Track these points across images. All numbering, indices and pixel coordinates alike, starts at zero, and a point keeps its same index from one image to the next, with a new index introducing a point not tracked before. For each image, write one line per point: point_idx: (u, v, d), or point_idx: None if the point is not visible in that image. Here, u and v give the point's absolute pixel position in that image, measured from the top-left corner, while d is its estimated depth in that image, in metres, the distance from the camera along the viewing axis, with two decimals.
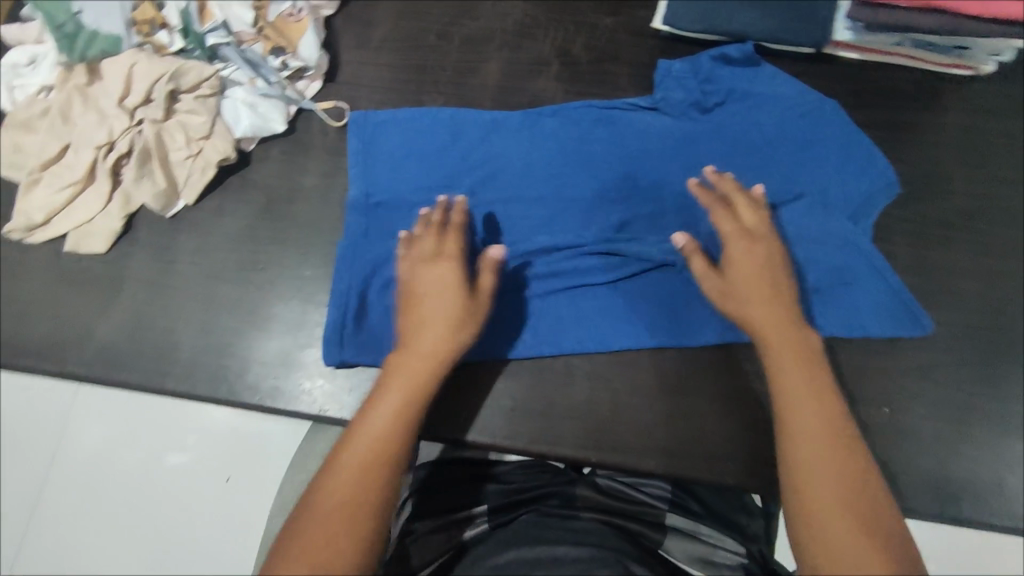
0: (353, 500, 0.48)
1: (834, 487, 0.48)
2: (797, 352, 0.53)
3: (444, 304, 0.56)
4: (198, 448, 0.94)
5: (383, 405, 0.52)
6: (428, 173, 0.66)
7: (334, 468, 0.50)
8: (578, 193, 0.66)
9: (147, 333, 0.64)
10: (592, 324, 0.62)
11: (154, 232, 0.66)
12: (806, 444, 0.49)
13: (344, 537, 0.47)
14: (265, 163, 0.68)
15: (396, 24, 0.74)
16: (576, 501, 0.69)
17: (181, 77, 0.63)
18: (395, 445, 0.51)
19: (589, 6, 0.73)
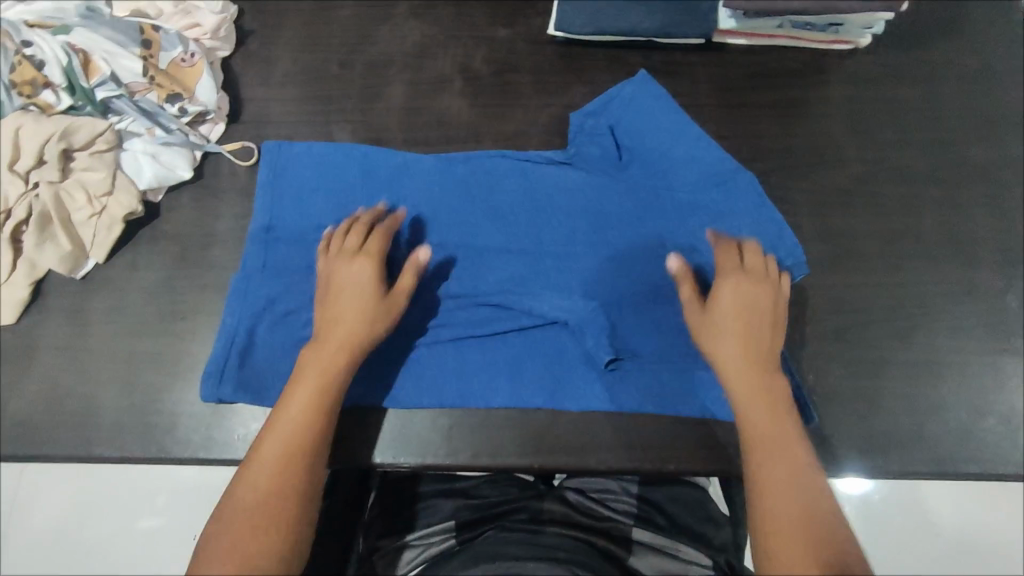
0: (271, 501, 0.48)
1: (780, 457, 0.49)
2: (738, 314, 0.55)
3: (355, 297, 0.57)
4: (168, 508, 0.91)
5: (294, 404, 0.52)
6: (328, 213, 0.66)
7: (252, 469, 0.50)
8: (475, 259, 0.65)
9: (68, 400, 0.62)
10: (476, 379, 0.62)
11: (65, 295, 0.65)
12: (755, 417, 0.51)
13: (265, 533, 0.47)
14: (175, 212, 0.67)
15: (296, 58, 0.73)
16: (544, 514, 0.67)
17: (72, 134, 0.61)
18: (313, 442, 0.51)
19: (486, 20, 0.75)
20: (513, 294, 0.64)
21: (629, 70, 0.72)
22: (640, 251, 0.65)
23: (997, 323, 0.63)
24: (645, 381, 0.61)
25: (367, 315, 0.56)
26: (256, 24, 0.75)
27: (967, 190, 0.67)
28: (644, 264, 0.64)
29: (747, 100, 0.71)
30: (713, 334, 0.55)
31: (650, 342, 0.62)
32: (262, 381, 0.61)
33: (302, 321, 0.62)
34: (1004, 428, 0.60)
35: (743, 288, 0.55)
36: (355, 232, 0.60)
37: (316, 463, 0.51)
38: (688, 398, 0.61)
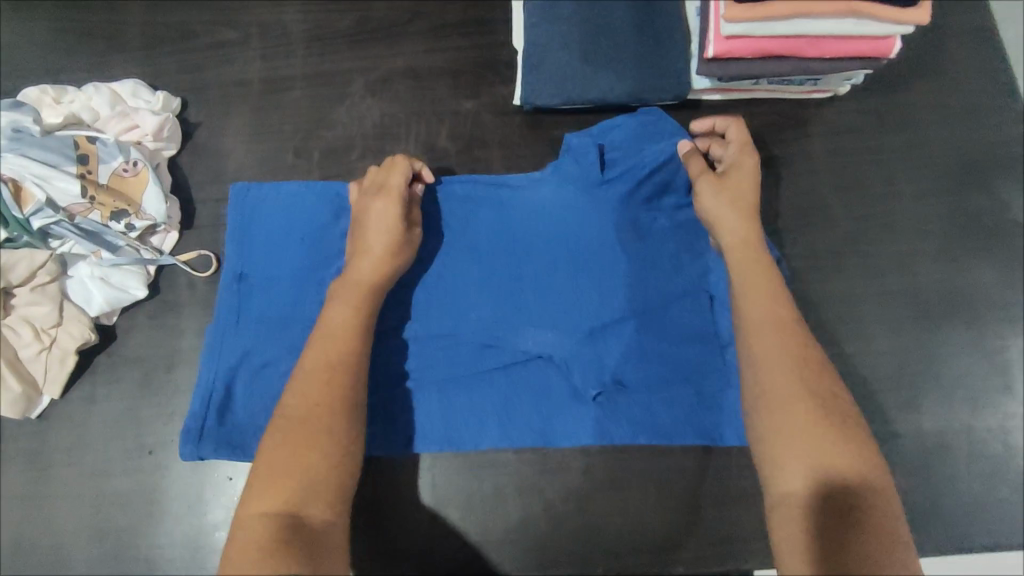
0: (323, 408, 0.48)
1: (783, 349, 0.48)
2: (740, 189, 0.56)
3: (383, 220, 0.56)
4: None
5: (335, 324, 0.52)
6: (301, 255, 0.62)
7: (301, 384, 0.49)
8: (454, 298, 0.61)
9: (36, 551, 0.58)
10: (465, 424, 0.58)
11: (21, 437, 0.60)
12: (751, 298, 0.51)
13: (324, 442, 0.46)
14: (132, 334, 0.63)
15: (249, 149, 0.69)
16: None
17: (10, 271, 0.57)
18: (356, 357, 0.51)
19: (447, 93, 0.70)
20: (496, 334, 0.60)
21: None
22: (623, 270, 0.60)
23: (1000, 383, 0.61)
24: (640, 411, 0.58)
25: (387, 251, 0.55)
26: (203, 114, 0.70)
27: (959, 242, 0.65)
28: (632, 285, 0.60)
29: None
30: (719, 220, 0.56)
31: (644, 369, 0.59)
32: (245, 436, 0.57)
33: (282, 370, 0.59)
34: (1017, 496, 0.58)
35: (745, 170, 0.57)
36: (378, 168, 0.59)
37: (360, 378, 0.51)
38: (682, 430, 0.58)
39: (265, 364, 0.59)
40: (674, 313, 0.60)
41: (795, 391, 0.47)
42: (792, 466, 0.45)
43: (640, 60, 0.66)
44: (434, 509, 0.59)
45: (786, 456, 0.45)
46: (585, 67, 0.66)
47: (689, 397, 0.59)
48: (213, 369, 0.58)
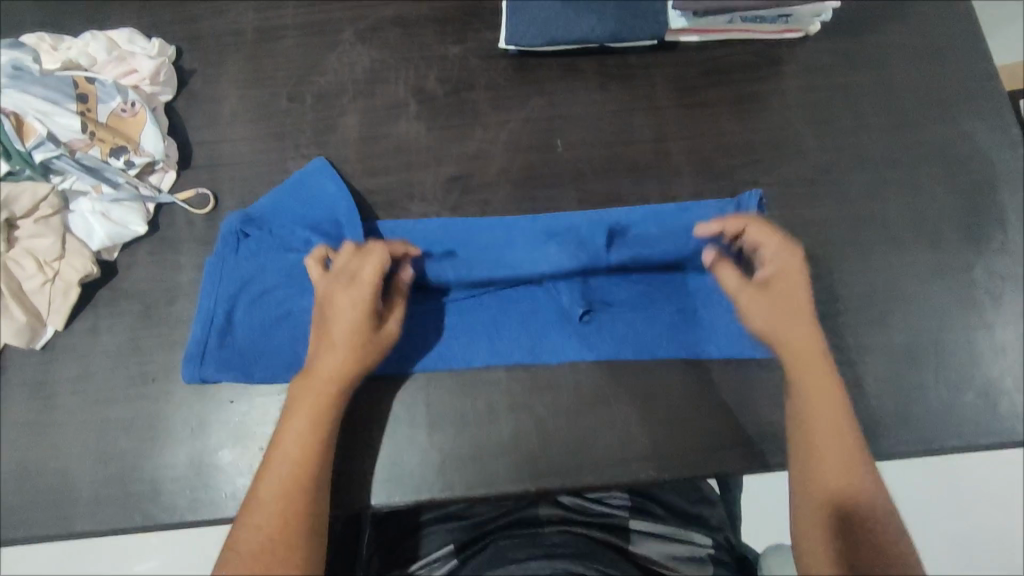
0: (283, 517, 0.51)
1: (833, 421, 0.55)
2: (783, 285, 0.58)
3: (347, 332, 0.57)
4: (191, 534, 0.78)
5: (297, 430, 0.55)
6: (297, 202, 0.65)
7: (264, 492, 0.53)
8: (448, 234, 0.65)
9: (44, 475, 0.59)
10: (458, 342, 0.62)
11: (27, 367, 0.62)
12: (812, 390, 0.56)
13: (278, 552, 0.50)
14: (133, 268, 0.65)
15: (243, 95, 0.71)
16: (541, 520, 0.70)
17: (14, 202, 0.59)
18: (319, 460, 0.54)
19: (435, 39, 0.73)
20: (487, 264, 0.64)
21: (585, 78, 0.72)
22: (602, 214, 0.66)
23: (966, 299, 0.64)
24: (617, 328, 0.62)
25: (351, 349, 0.57)
26: (198, 63, 0.72)
27: (926, 169, 0.68)
28: (613, 222, 0.66)
29: (705, 98, 0.71)
30: (770, 331, 0.58)
31: (622, 293, 0.64)
32: (244, 357, 0.61)
33: (280, 297, 0.63)
34: (981, 401, 0.61)
35: (790, 267, 0.59)
36: (345, 255, 0.59)
37: (322, 478, 0.54)
38: (660, 342, 0.62)
39: (263, 294, 0.63)
40: (648, 242, 0.65)
41: (837, 459, 0.54)
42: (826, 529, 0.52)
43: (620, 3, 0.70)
44: (429, 426, 0.61)
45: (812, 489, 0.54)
46: (567, 10, 0.69)
47: (665, 314, 0.63)
48: (218, 297, 0.62)
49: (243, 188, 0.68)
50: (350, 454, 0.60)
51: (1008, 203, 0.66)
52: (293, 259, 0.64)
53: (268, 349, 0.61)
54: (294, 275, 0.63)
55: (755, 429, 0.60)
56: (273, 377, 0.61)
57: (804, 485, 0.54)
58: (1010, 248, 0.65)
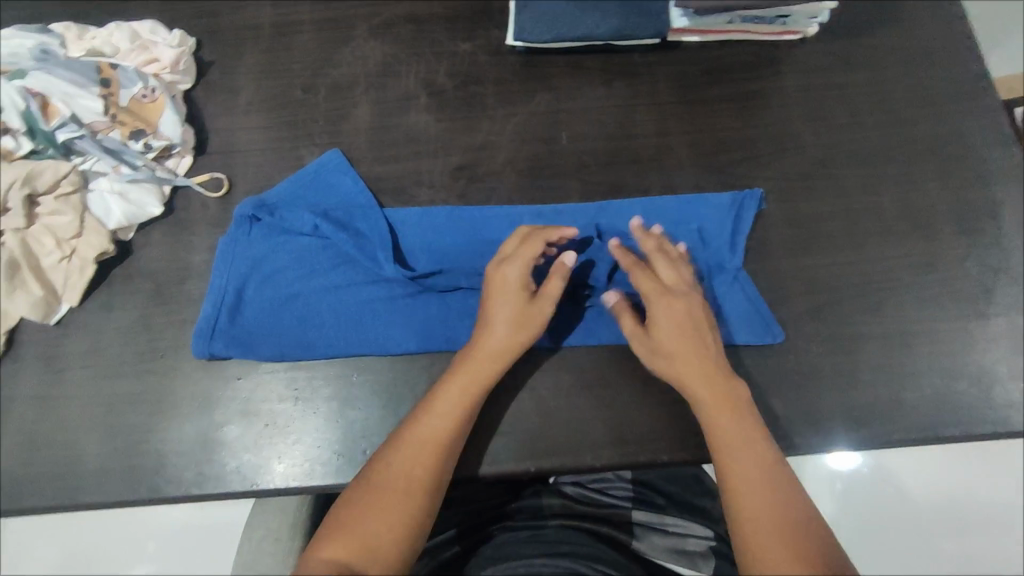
0: (408, 483, 0.53)
1: (751, 459, 0.53)
2: (677, 332, 0.58)
3: (512, 312, 0.58)
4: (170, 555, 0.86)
5: (445, 405, 0.56)
6: (312, 194, 0.68)
7: (396, 453, 0.55)
8: (457, 225, 0.67)
9: (52, 448, 0.60)
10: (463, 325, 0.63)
11: (39, 341, 0.63)
12: (724, 427, 0.55)
13: (394, 516, 0.52)
14: (147, 248, 0.66)
15: (259, 86, 0.73)
16: (544, 511, 0.71)
17: (36, 178, 0.60)
18: (454, 438, 0.56)
19: (445, 36, 0.75)
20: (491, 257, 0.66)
21: (589, 75, 0.74)
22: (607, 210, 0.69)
23: (961, 291, 0.65)
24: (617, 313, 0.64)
25: (514, 323, 0.58)
26: (216, 54, 0.75)
27: (921, 166, 0.70)
28: (616, 217, 0.68)
29: (706, 96, 0.73)
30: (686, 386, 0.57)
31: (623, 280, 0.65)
32: (253, 334, 0.63)
33: (290, 279, 0.64)
34: (976, 390, 0.62)
35: (676, 310, 0.59)
36: (513, 239, 0.61)
37: (450, 455, 0.55)
38: None
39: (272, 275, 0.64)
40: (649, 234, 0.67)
41: (781, 546, 0.49)
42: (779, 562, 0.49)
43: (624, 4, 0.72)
44: None
45: (756, 534, 0.50)
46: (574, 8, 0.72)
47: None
48: (230, 276, 0.64)
49: (257, 174, 0.70)
50: (353, 432, 0.61)
51: (1002, 200, 0.68)
52: (305, 244, 0.65)
53: (277, 328, 0.63)
54: (304, 259, 0.65)
55: None
56: (279, 354, 0.62)
57: (751, 542, 0.50)
58: (1003, 242, 0.67)
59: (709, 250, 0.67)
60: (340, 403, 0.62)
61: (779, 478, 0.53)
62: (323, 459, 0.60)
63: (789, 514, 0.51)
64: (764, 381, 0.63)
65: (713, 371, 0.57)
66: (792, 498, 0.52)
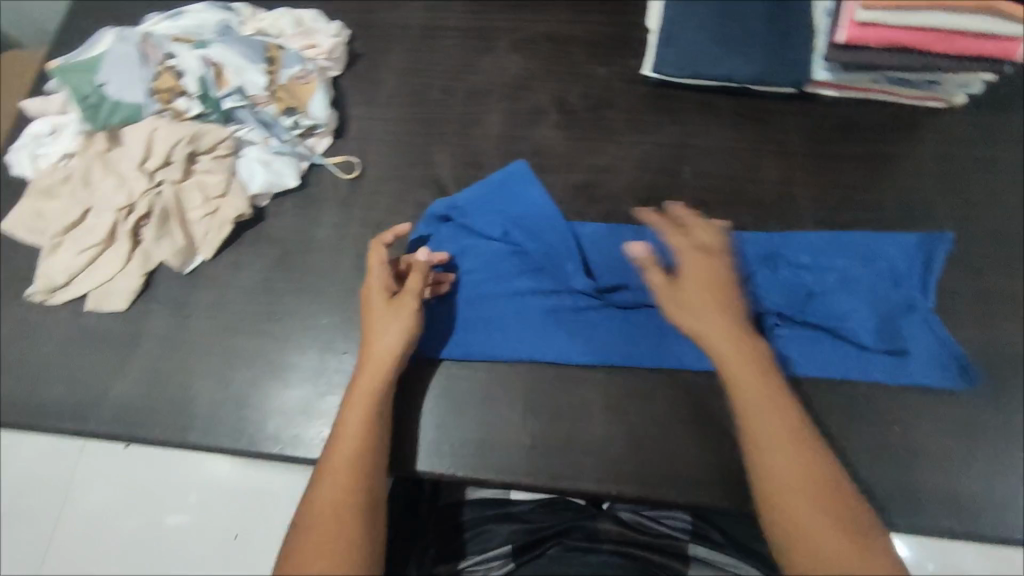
0: (336, 511, 0.51)
1: (784, 421, 0.51)
2: (696, 285, 0.55)
3: (389, 304, 0.60)
4: (209, 510, 0.92)
5: (348, 426, 0.55)
6: (492, 198, 0.69)
7: (316, 487, 0.52)
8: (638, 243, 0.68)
9: (168, 386, 0.65)
10: (642, 342, 0.64)
11: (172, 287, 0.68)
12: (741, 386, 0.52)
13: (334, 546, 0.49)
14: (280, 217, 0.71)
15: (401, 81, 0.77)
16: (599, 535, 0.70)
17: (199, 139, 0.67)
18: (372, 450, 0.54)
19: (583, 58, 0.78)
20: None
21: (721, 114, 0.74)
22: (789, 242, 0.68)
23: None
24: (794, 355, 0.63)
25: (387, 327, 0.59)
26: (366, 47, 0.79)
27: None
28: (800, 251, 0.67)
29: (839, 150, 0.72)
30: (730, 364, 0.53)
31: (811, 311, 0.63)
32: (438, 328, 0.65)
33: (479, 280, 0.67)
34: None
35: (706, 270, 0.56)
36: (373, 253, 0.62)
37: (377, 470, 0.54)
38: (843, 369, 0.63)
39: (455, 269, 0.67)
40: (833, 267, 0.65)
41: (814, 516, 0.47)
42: (806, 521, 0.47)
43: (769, 48, 0.72)
44: (524, 411, 0.63)
45: (781, 487, 0.48)
46: (715, 48, 0.73)
47: (850, 346, 0.63)
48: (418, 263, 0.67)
49: (388, 162, 0.73)
50: (445, 423, 0.63)
51: None
52: (490, 247, 0.68)
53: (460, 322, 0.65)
54: (491, 263, 0.67)
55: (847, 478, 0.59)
56: (456, 346, 0.64)
57: (788, 508, 0.48)
58: None
59: None
60: (437, 393, 0.64)
61: (806, 445, 0.50)
62: (413, 444, 0.62)
63: (822, 478, 0.49)
64: (864, 449, 0.60)
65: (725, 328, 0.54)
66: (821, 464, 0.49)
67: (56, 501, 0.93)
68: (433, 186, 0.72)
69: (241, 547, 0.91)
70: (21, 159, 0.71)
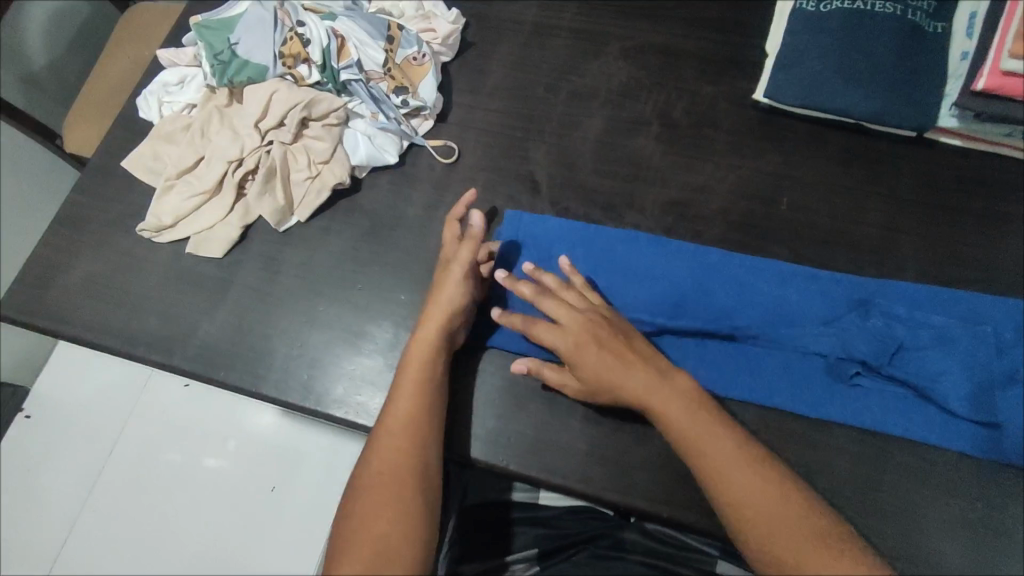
0: (392, 473, 0.52)
1: (701, 422, 0.51)
2: (598, 370, 0.56)
3: (444, 275, 0.62)
4: (253, 458, 0.95)
5: (402, 392, 0.57)
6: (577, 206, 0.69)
7: (373, 450, 0.54)
8: (723, 268, 0.66)
9: (249, 336, 0.68)
10: (709, 370, 0.62)
11: (265, 242, 0.72)
12: (699, 459, 0.50)
13: (391, 508, 0.50)
14: (374, 190, 0.73)
15: (508, 74, 0.78)
16: (624, 544, 0.70)
17: (314, 106, 0.69)
18: (424, 415, 0.56)
19: (693, 74, 0.77)
20: (746, 308, 0.64)
21: (829, 149, 0.72)
22: (884, 290, 0.64)
23: None
24: (875, 408, 0.60)
25: (439, 297, 0.61)
26: (478, 38, 0.81)
27: None
28: (896, 300, 0.64)
29: (953, 202, 0.68)
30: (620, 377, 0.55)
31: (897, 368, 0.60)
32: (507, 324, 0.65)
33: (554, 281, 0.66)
34: None
35: (588, 352, 0.56)
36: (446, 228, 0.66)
37: (430, 436, 0.55)
38: (928, 432, 0.59)
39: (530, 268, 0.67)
40: (925, 323, 0.62)
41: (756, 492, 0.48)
42: (757, 517, 0.47)
43: (895, 85, 0.69)
44: (585, 417, 0.62)
45: (773, 546, 0.46)
46: (839, 80, 0.70)
47: (937, 410, 0.59)
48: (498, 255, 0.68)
49: (484, 152, 0.74)
50: (505, 415, 0.63)
51: None
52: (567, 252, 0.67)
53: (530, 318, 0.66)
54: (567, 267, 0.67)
55: (917, 546, 0.56)
56: (522, 342, 0.65)
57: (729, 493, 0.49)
58: None
59: None
60: (501, 385, 0.64)
61: (725, 431, 0.51)
62: (472, 429, 0.62)
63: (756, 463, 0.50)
64: (941, 520, 0.57)
65: (660, 398, 0.53)
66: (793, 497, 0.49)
67: (113, 424, 0.98)
68: (525, 181, 0.72)
69: (276, 499, 0.93)
70: (150, 105, 0.75)
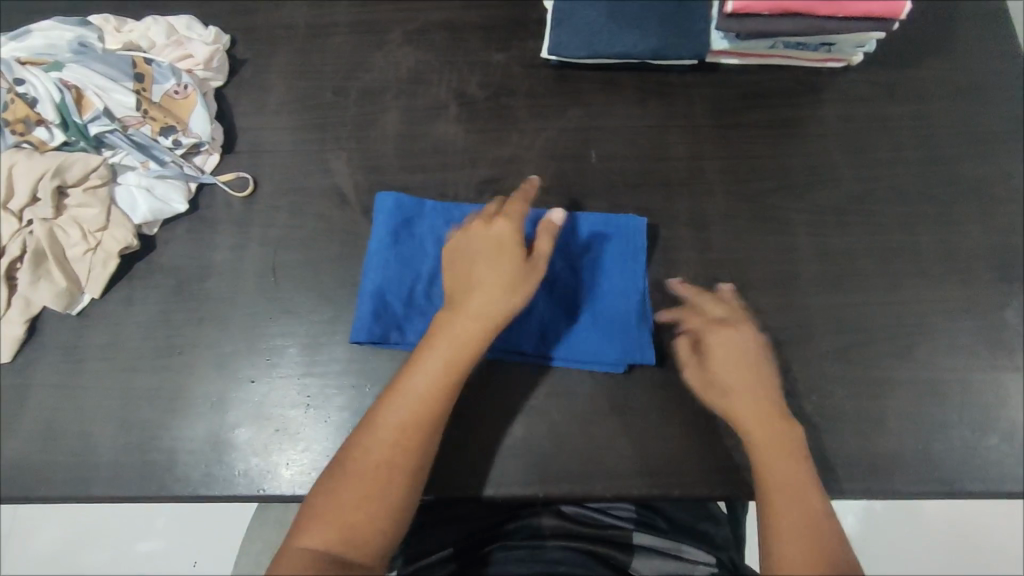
0: (386, 471, 0.52)
1: (778, 443, 0.56)
2: (735, 370, 0.59)
3: (488, 247, 0.57)
4: (167, 533, 0.97)
5: (431, 361, 0.55)
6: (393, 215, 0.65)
7: (339, 467, 0.53)
8: (419, 223, 0.65)
9: (66, 437, 0.61)
10: (416, 319, 0.62)
11: (59, 331, 0.64)
12: (769, 457, 0.55)
13: (369, 497, 0.52)
14: (170, 244, 0.67)
15: (290, 86, 0.73)
16: (545, 531, 0.68)
17: (66, 171, 0.61)
18: (463, 365, 0.55)
19: (480, 45, 0.74)
20: None
21: (623, 92, 0.72)
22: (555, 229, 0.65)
23: (993, 340, 0.63)
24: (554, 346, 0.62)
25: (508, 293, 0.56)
26: (250, 53, 0.74)
27: (962, 206, 0.67)
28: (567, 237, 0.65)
29: (742, 120, 0.71)
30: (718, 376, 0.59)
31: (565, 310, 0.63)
32: (222, 312, 0.65)
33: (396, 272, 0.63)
34: (1007, 446, 0.60)
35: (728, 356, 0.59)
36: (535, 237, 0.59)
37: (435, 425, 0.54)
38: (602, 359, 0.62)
39: (392, 259, 0.63)
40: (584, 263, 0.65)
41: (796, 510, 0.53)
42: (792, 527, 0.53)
43: (663, 20, 0.70)
44: None
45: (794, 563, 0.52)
46: (612, 25, 0.70)
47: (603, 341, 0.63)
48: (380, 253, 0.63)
49: (283, 175, 0.69)
50: None
51: None
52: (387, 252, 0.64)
53: (373, 289, 0.62)
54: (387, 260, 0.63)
55: None
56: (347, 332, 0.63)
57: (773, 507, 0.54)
58: None
59: (736, 282, 0.65)
60: (352, 413, 0.61)
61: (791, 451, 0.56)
62: (333, 468, 0.60)
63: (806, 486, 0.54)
64: None
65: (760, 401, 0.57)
66: (822, 508, 0.54)
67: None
68: (332, 196, 0.68)
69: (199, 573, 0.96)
70: None
